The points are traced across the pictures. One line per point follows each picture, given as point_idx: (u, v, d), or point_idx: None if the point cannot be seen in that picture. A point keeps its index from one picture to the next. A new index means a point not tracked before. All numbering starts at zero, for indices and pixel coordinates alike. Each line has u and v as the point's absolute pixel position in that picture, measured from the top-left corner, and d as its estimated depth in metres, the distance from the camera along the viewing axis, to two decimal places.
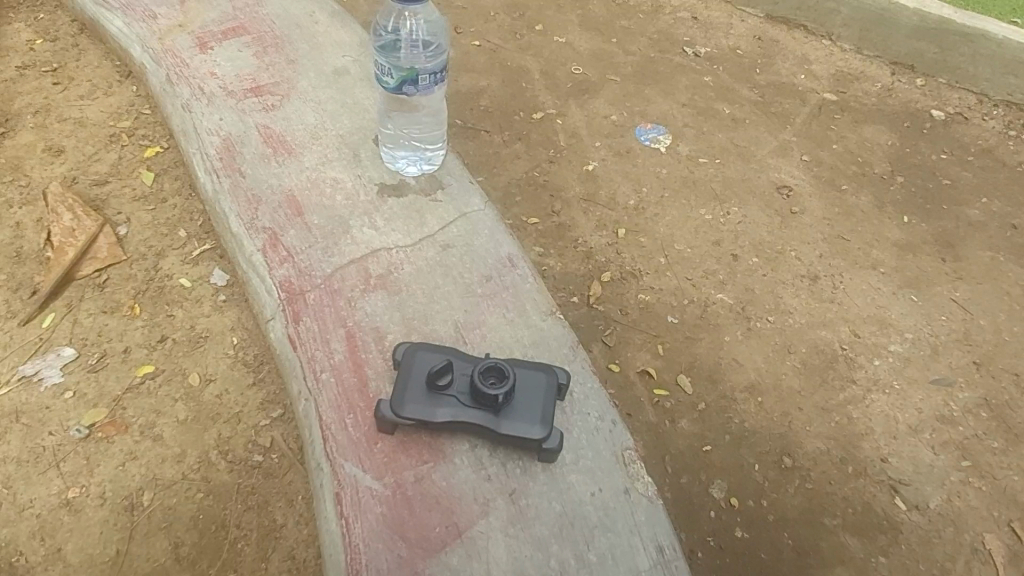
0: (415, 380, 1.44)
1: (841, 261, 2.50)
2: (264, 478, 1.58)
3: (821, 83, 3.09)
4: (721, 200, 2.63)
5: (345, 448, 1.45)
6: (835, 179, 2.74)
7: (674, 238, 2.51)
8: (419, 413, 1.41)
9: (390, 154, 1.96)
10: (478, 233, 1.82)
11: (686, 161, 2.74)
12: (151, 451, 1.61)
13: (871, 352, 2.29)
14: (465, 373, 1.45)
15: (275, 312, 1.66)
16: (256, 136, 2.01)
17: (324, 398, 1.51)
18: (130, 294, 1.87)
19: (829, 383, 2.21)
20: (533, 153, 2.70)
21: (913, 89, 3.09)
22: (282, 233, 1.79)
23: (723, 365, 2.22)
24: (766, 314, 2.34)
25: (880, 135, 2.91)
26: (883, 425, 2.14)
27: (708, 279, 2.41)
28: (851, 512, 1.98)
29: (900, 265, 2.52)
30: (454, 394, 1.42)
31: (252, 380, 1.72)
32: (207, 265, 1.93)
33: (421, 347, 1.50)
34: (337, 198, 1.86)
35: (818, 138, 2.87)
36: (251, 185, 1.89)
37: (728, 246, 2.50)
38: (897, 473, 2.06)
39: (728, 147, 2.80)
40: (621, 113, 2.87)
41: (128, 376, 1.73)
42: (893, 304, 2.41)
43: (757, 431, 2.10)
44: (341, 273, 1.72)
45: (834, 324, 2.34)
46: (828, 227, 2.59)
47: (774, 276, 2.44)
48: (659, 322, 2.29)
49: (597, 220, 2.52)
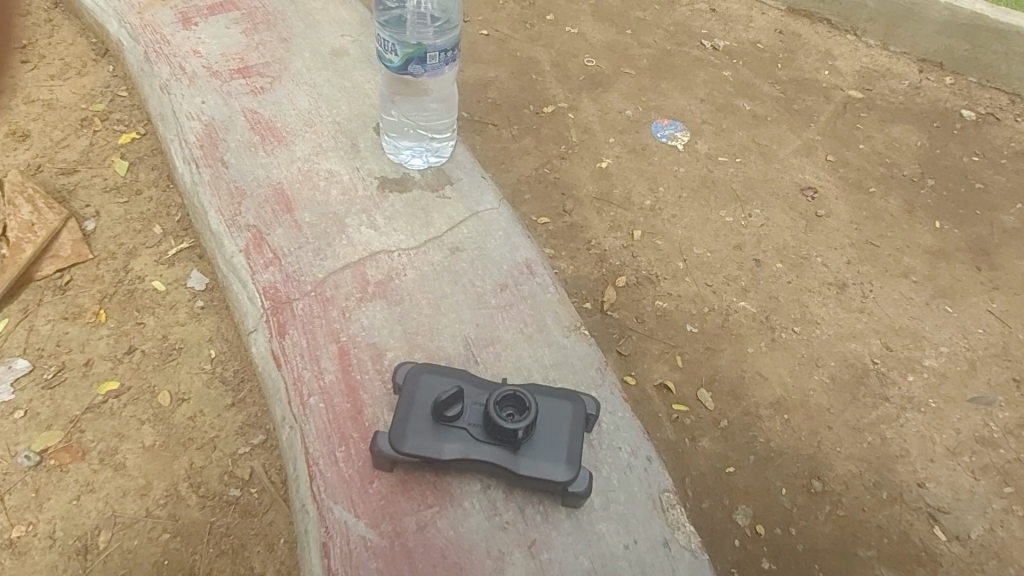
0: (419, 409, 1.22)
1: (870, 268, 2.28)
2: (241, 517, 1.36)
3: (846, 80, 2.86)
4: (742, 202, 2.41)
5: (335, 488, 1.22)
6: (862, 181, 2.52)
7: (693, 242, 2.29)
8: (423, 448, 1.19)
9: (393, 144, 1.73)
10: (492, 236, 1.60)
11: (705, 160, 2.51)
12: (110, 484, 1.39)
13: (905, 367, 2.07)
14: (477, 401, 1.23)
15: (258, 324, 1.44)
16: (242, 122, 1.78)
17: (311, 427, 1.29)
18: (95, 299, 1.65)
19: (861, 401, 1.99)
20: (542, 148, 2.47)
21: (942, 88, 2.86)
22: (268, 232, 1.57)
23: (747, 379, 2.00)
24: (793, 325, 2.12)
25: (909, 135, 2.68)
26: (919, 447, 1.92)
27: (730, 286, 2.19)
28: (886, 543, 1.77)
29: (932, 273, 2.29)
30: (465, 427, 1.20)
31: (230, 401, 1.50)
32: (184, 265, 1.71)
33: (425, 368, 1.28)
34: (332, 193, 1.64)
35: (844, 137, 2.65)
36: (234, 177, 1.67)
37: (750, 250, 2.28)
38: (935, 500, 1.84)
39: (749, 145, 2.58)
40: (635, 108, 2.65)
41: (88, 394, 1.51)
42: (926, 316, 2.18)
43: (783, 452, 1.88)
44: (335, 279, 1.49)
45: (865, 336, 2.12)
46: (856, 231, 2.37)
47: (799, 284, 2.22)
48: (678, 332, 2.07)
49: (611, 220, 2.30)
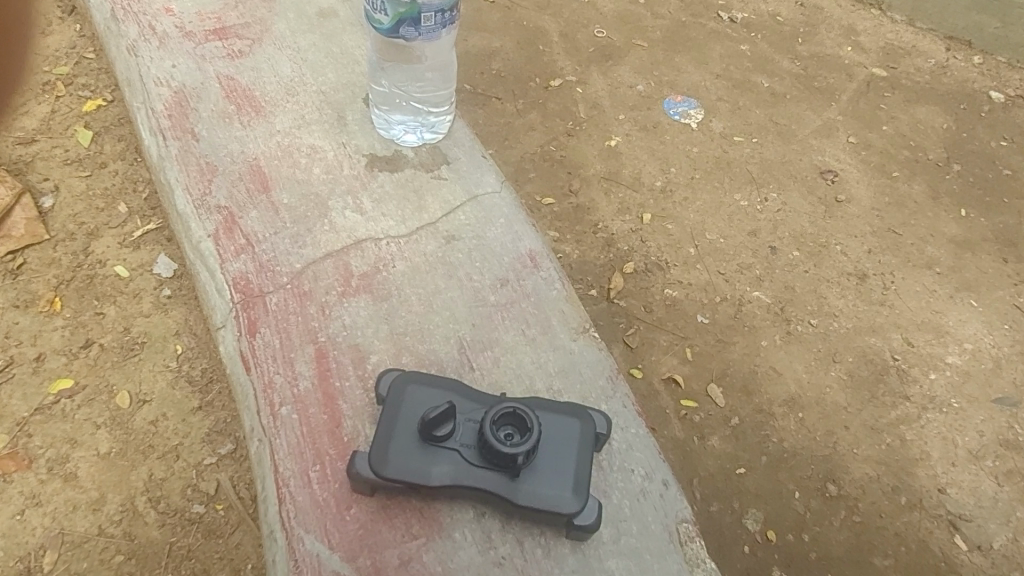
0: (404, 426, 1.06)
1: (891, 258, 2.08)
2: (204, 538, 1.22)
3: (869, 57, 2.62)
4: (757, 184, 2.19)
5: (307, 514, 1.07)
6: (885, 165, 2.29)
7: (705, 227, 2.08)
8: (409, 472, 1.04)
9: (384, 118, 1.55)
10: (492, 223, 1.43)
11: (720, 139, 2.29)
12: (59, 497, 1.24)
13: (926, 364, 1.88)
14: (471, 418, 1.07)
15: (225, 320, 1.27)
16: (216, 89, 1.59)
17: (282, 441, 1.13)
18: (50, 284, 1.49)
19: (880, 399, 1.81)
20: (549, 124, 2.25)
21: (969, 67, 2.63)
22: (241, 214, 1.40)
23: (760, 375, 1.81)
24: (809, 317, 1.93)
25: (934, 117, 2.45)
26: (939, 449, 1.75)
27: (743, 275, 1.98)
28: (904, 552, 1.61)
29: (957, 264, 2.09)
30: (456, 448, 1.05)
31: (196, 404, 1.34)
32: (150, 249, 1.54)
33: (413, 378, 1.12)
34: (314, 171, 1.47)
35: (866, 117, 2.42)
36: (204, 151, 1.49)
37: (765, 236, 2.07)
38: (956, 506, 1.68)
39: (767, 124, 2.35)
40: (647, 82, 2.42)
41: (38, 393, 1.35)
42: (950, 310, 1.99)
43: (797, 453, 1.71)
44: (314, 270, 1.33)
45: (885, 330, 1.93)
46: (877, 218, 2.16)
47: (817, 273, 2.02)
48: (687, 323, 1.88)
49: (620, 202, 2.09)
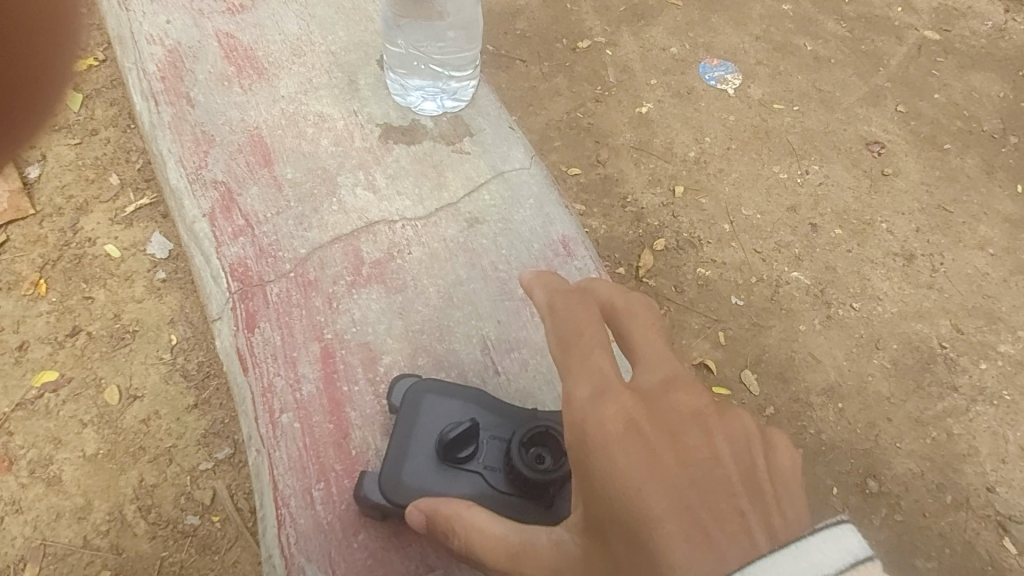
0: (420, 444, 0.92)
1: (941, 238, 1.83)
2: (199, 553, 1.11)
3: (920, 19, 2.25)
4: (798, 156, 1.91)
5: (310, 541, 0.94)
6: (935, 136, 2.00)
7: (741, 201, 1.81)
8: (424, 498, 0.90)
9: (401, 83, 1.38)
10: (520, 205, 1.27)
11: (759, 107, 1.97)
12: (41, 504, 1.13)
13: (976, 352, 1.68)
14: (496, 436, 0.93)
15: (222, 312, 1.14)
16: (215, 48, 1.43)
17: (282, 455, 1.01)
18: (35, 265, 1.36)
19: (925, 389, 1.62)
20: (575, 89, 1.94)
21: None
22: (239, 191, 1.25)
23: (797, 361, 1.61)
24: (850, 300, 1.71)
25: (989, 85, 2.12)
26: (989, 445, 1.58)
27: (781, 253, 1.75)
28: (948, 554, 1.46)
29: (1012, 245, 1.85)
30: (479, 472, 0.91)
31: (193, 402, 1.22)
32: (144, 226, 1.40)
33: (429, 386, 0.97)
34: (322, 142, 1.31)
35: (916, 84, 2.09)
36: (200, 119, 1.33)
37: (805, 212, 1.82)
38: (1006, 506, 1.52)
39: (809, 92, 2.03)
40: (682, 44, 2.07)
41: (21, 386, 1.23)
42: (1004, 295, 1.77)
43: (835, 446, 1.54)
44: (321, 257, 1.18)
45: (933, 315, 1.72)
46: (926, 194, 1.89)
47: (860, 253, 1.78)
48: (721, 304, 1.66)
49: (650, 173, 1.83)
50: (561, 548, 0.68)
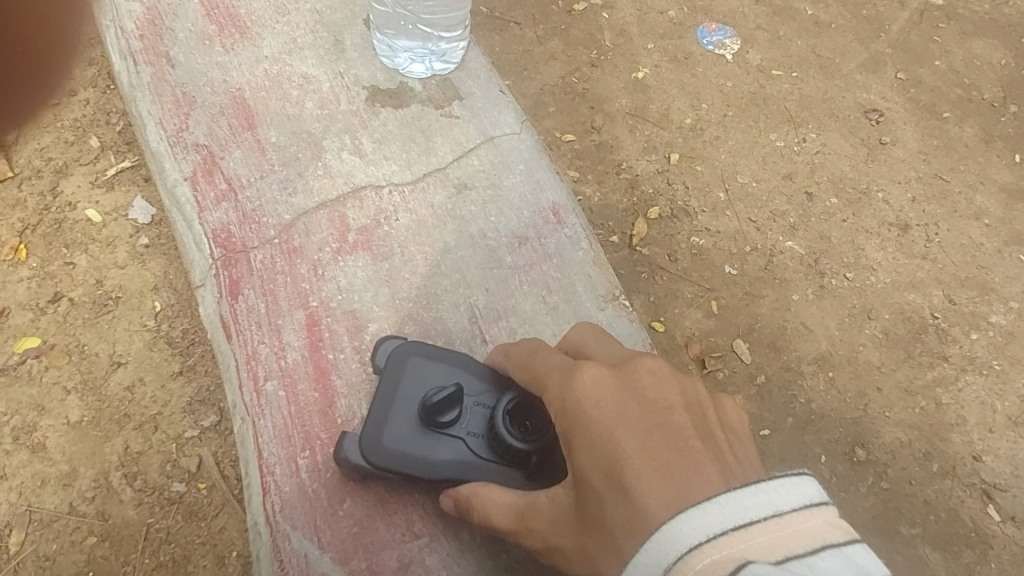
0: (402, 406, 0.91)
1: (936, 208, 1.81)
2: (185, 521, 1.10)
3: None
4: (796, 123, 1.86)
5: (295, 509, 0.94)
6: (935, 104, 1.95)
7: (736, 168, 1.78)
8: (406, 461, 0.89)
9: (388, 44, 1.34)
10: (510, 171, 1.24)
11: (757, 73, 1.91)
12: (26, 470, 1.13)
13: (968, 323, 1.68)
14: (481, 402, 0.92)
15: (205, 278, 1.12)
16: (195, 5, 1.37)
17: (267, 423, 1.00)
18: (14, 230, 1.33)
19: (916, 359, 1.62)
20: (571, 53, 1.86)
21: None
22: (222, 154, 1.22)
23: (789, 331, 1.60)
24: (844, 270, 1.70)
25: (992, 52, 2.06)
26: (977, 414, 1.59)
27: (776, 222, 1.72)
28: (933, 521, 1.48)
29: (1007, 216, 1.83)
30: (461, 436, 0.89)
31: (177, 369, 1.21)
32: (125, 190, 1.37)
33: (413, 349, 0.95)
34: (307, 105, 1.27)
35: (917, 50, 2.02)
36: (181, 79, 1.29)
37: (801, 180, 1.79)
38: (991, 475, 1.54)
39: (808, 58, 1.96)
40: (681, 8, 1.98)
41: (3, 352, 1.22)
42: (997, 265, 1.77)
43: (826, 415, 1.54)
44: (306, 223, 1.16)
45: (926, 286, 1.71)
46: (924, 163, 1.86)
47: (855, 223, 1.76)
48: (715, 273, 1.64)
49: (646, 140, 1.77)
50: (556, 500, 0.77)
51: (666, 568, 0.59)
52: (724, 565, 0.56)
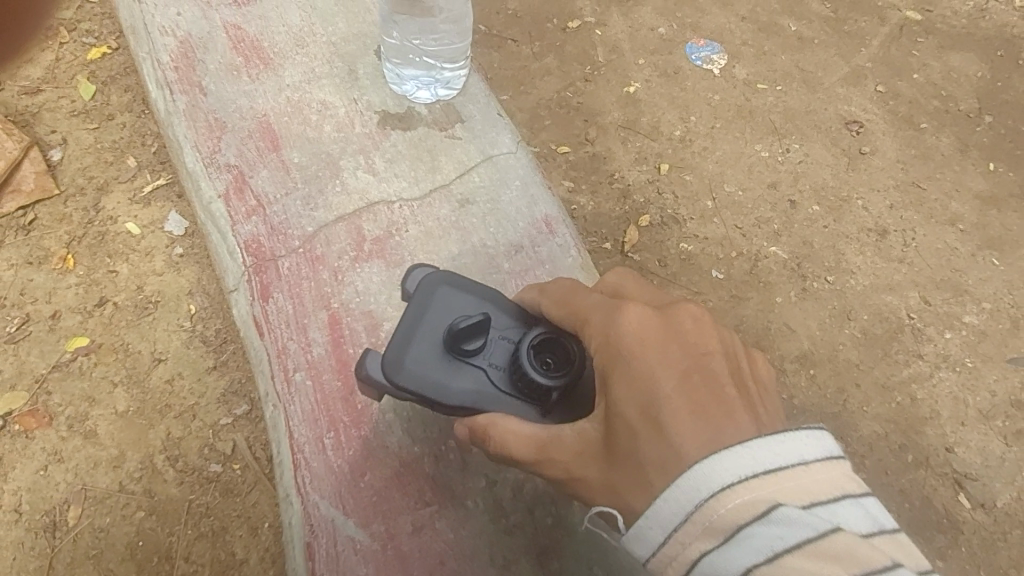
0: (431, 331, 0.95)
1: (914, 214, 1.94)
2: (222, 497, 1.25)
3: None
4: (780, 135, 2.00)
5: (323, 481, 1.09)
6: (913, 116, 2.07)
7: (724, 178, 1.92)
8: (428, 382, 0.92)
9: (396, 72, 1.49)
10: (507, 186, 1.40)
11: (743, 87, 2.05)
12: (80, 454, 1.27)
13: (942, 323, 1.82)
14: (506, 336, 0.96)
15: (239, 283, 1.27)
16: (222, 39, 1.52)
17: (297, 408, 1.15)
18: (62, 241, 1.48)
19: (893, 357, 1.76)
20: (566, 69, 2.00)
21: (1010, 10, 2.29)
22: (251, 173, 1.37)
23: (772, 331, 1.75)
24: (825, 274, 1.84)
25: (968, 65, 2.17)
26: (950, 409, 1.73)
27: (761, 229, 1.87)
28: (907, 509, 1.62)
29: (981, 221, 1.96)
30: (483, 365, 0.93)
31: (212, 364, 1.35)
32: (161, 205, 1.52)
33: (445, 275, 0.99)
34: (325, 129, 1.43)
35: (897, 63, 2.14)
36: (213, 107, 1.44)
37: (785, 189, 1.93)
38: (962, 465, 1.68)
39: (792, 72, 2.09)
40: (670, 25, 2.11)
41: (56, 350, 1.37)
42: (971, 268, 1.89)
43: (807, 410, 1.69)
44: (327, 234, 1.31)
45: (903, 288, 1.84)
46: (902, 171, 1.99)
47: (836, 229, 1.90)
48: (702, 278, 1.79)
49: (637, 151, 1.92)
50: (581, 434, 0.85)
51: (698, 502, 0.69)
52: (756, 505, 0.67)
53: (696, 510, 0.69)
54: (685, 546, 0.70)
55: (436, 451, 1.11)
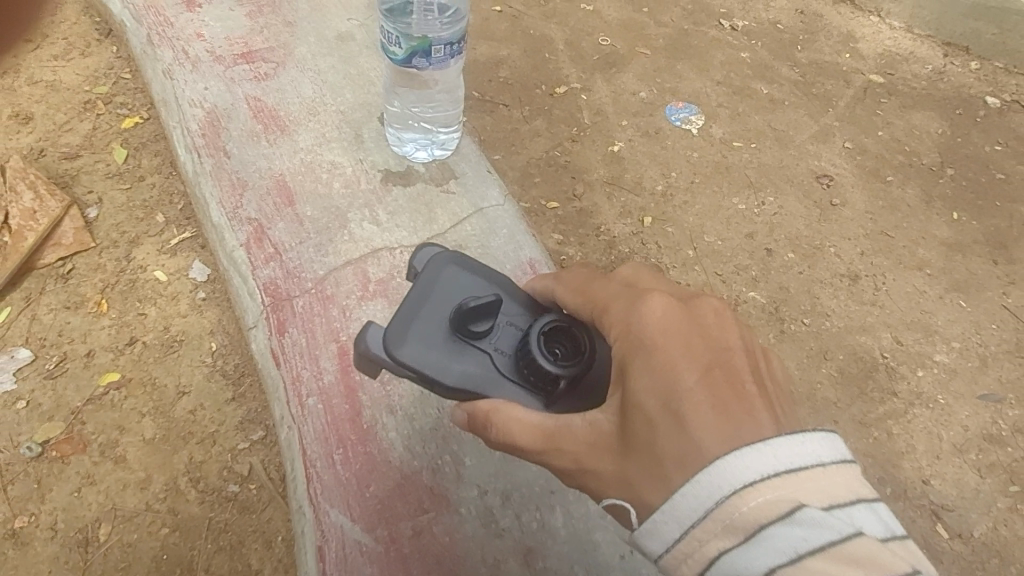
0: (440, 312, 0.99)
1: (884, 260, 2.07)
2: (239, 514, 1.38)
3: (867, 63, 2.48)
4: (755, 189, 2.15)
5: (332, 491, 1.23)
6: (880, 169, 2.23)
7: (703, 229, 2.07)
8: (433, 362, 0.96)
9: (397, 136, 1.69)
10: (496, 234, 1.58)
11: (720, 145, 2.22)
12: (111, 477, 1.41)
13: (914, 362, 1.93)
14: (512, 325, 1.01)
15: (258, 320, 1.43)
16: (245, 110, 1.73)
17: (309, 428, 1.29)
18: (97, 288, 1.65)
19: (869, 395, 1.87)
20: (554, 130, 2.20)
21: (966, 73, 2.50)
22: (269, 226, 1.55)
23: None
24: (802, 317, 1.96)
25: (929, 122, 2.35)
26: (925, 444, 1.82)
27: (739, 276, 2.00)
28: None
29: (947, 266, 2.08)
30: (489, 350, 0.99)
31: (230, 395, 1.50)
32: (186, 255, 1.69)
33: (456, 257, 1.04)
34: (335, 186, 1.62)
35: (862, 123, 2.32)
36: (236, 168, 1.63)
37: (762, 239, 2.07)
38: (939, 497, 1.77)
39: (765, 130, 2.27)
40: (650, 89, 2.32)
41: (90, 385, 1.52)
42: (940, 310, 2.01)
43: None
44: (336, 277, 1.48)
45: (876, 329, 1.96)
46: (870, 221, 2.13)
47: (811, 275, 2.02)
48: None
49: (622, 206, 2.08)
50: (593, 425, 0.89)
51: (720, 500, 0.73)
52: (778, 505, 0.72)
53: (717, 506, 0.73)
54: (704, 543, 0.74)
55: (433, 464, 1.26)
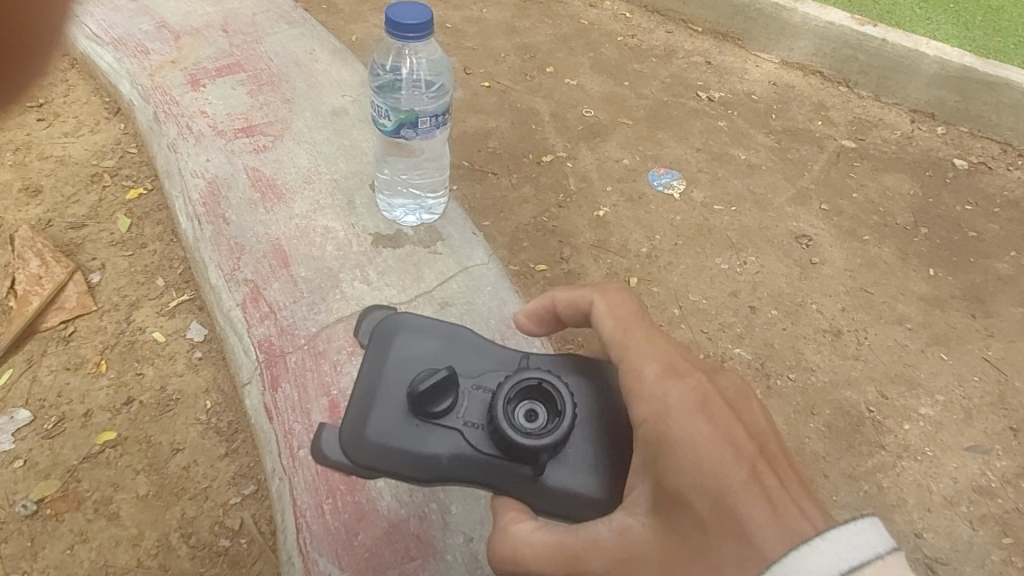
0: (396, 398, 0.99)
1: (864, 315, 2.13)
2: (229, 569, 1.41)
3: (838, 130, 2.64)
4: (737, 249, 2.24)
5: (321, 541, 1.26)
6: (856, 229, 2.34)
7: (687, 289, 2.14)
8: (395, 452, 0.96)
9: (387, 202, 1.79)
10: (481, 291, 1.66)
11: (701, 209, 2.34)
12: (104, 533, 1.44)
13: (900, 415, 1.95)
14: (480, 394, 0.99)
15: (252, 376, 1.49)
16: (244, 179, 1.83)
17: (299, 479, 1.33)
18: (97, 349, 1.70)
19: (857, 449, 1.88)
20: (541, 197, 2.31)
21: (933, 137, 2.65)
22: (265, 287, 1.63)
23: None
24: (787, 372, 1.99)
25: (901, 184, 2.48)
26: (915, 496, 1.81)
27: (725, 333, 2.05)
28: None
29: (927, 320, 2.14)
30: (458, 426, 0.96)
31: (223, 451, 1.55)
32: (184, 317, 1.76)
33: (409, 329, 1.05)
34: (328, 248, 1.70)
35: (836, 186, 2.45)
36: (234, 234, 1.73)
37: (745, 296, 2.13)
38: (933, 551, 1.74)
39: (745, 194, 2.39)
40: (633, 156, 2.46)
41: (86, 443, 1.56)
42: (921, 363, 2.05)
43: None
44: (326, 333, 1.55)
45: (860, 383, 1.99)
46: (850, 278, 2.21)
47: (794, 331, 2.08)
48: None
49: (608, 268, 2.16)
50: (625, 532, 0.85)
51: None
52: None
53: None
54: None
55: (420, 512, 1.30)
